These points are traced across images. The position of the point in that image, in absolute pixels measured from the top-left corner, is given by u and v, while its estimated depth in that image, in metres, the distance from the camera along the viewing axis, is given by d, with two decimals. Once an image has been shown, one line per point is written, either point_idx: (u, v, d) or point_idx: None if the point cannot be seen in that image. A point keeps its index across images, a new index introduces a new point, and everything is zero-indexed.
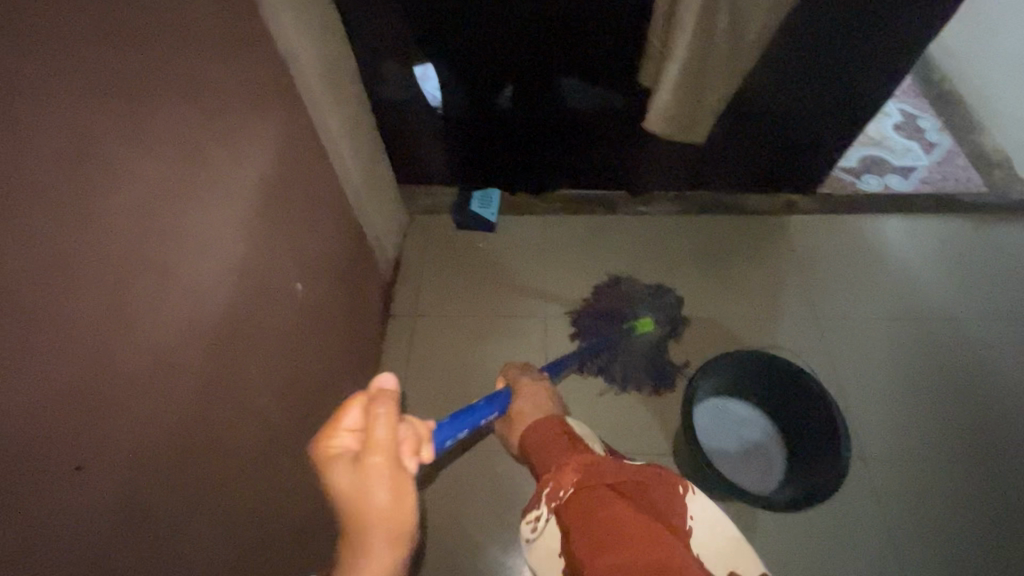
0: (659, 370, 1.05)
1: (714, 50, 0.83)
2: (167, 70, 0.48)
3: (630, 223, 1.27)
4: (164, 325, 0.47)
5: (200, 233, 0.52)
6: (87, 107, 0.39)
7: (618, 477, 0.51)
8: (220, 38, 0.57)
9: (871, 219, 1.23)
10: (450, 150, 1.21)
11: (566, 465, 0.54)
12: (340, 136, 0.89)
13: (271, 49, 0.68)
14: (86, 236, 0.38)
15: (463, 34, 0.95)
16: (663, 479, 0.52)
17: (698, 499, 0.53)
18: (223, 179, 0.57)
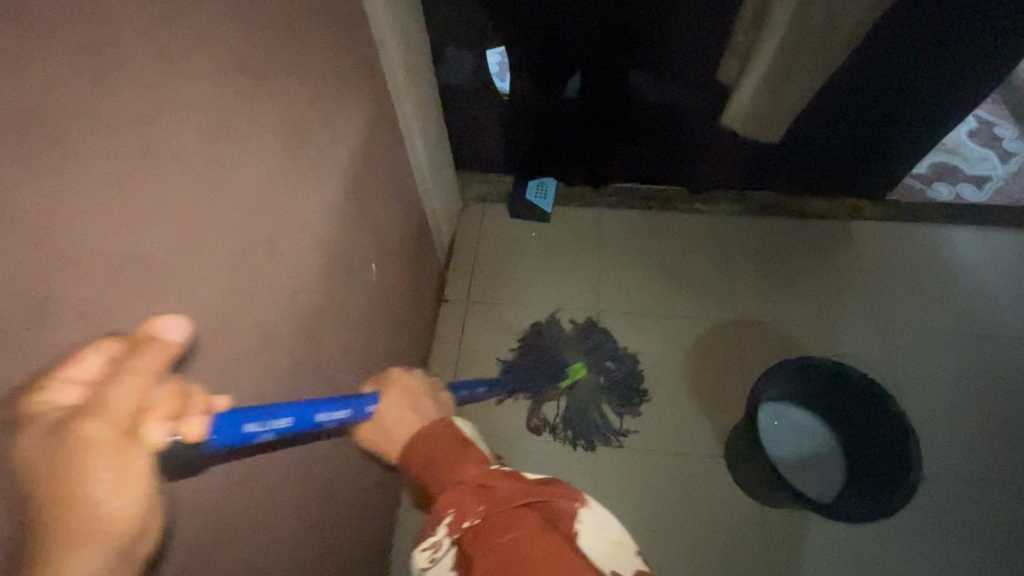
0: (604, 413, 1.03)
1: (797, 53, 0.81)
2: (280, 57, 0.49)
3: (686, 220, 1.25)
4: (263, 305, 0.49)
5: (290, 208, 0.53)
6: (213, 101, 0.41)
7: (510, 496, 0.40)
8: (325, 20, 0.58)
9: (942, 229, 1.19)
10: (510, 139, 1.20)
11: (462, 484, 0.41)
12: (414, 120, 0.89)
13: (364, 30, 0.68)
14: (203, 224, 0.40)
15: (538, 26, 0.94)
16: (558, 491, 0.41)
17: (593, 509, 0.43)
18: (320, 163, 0.58)
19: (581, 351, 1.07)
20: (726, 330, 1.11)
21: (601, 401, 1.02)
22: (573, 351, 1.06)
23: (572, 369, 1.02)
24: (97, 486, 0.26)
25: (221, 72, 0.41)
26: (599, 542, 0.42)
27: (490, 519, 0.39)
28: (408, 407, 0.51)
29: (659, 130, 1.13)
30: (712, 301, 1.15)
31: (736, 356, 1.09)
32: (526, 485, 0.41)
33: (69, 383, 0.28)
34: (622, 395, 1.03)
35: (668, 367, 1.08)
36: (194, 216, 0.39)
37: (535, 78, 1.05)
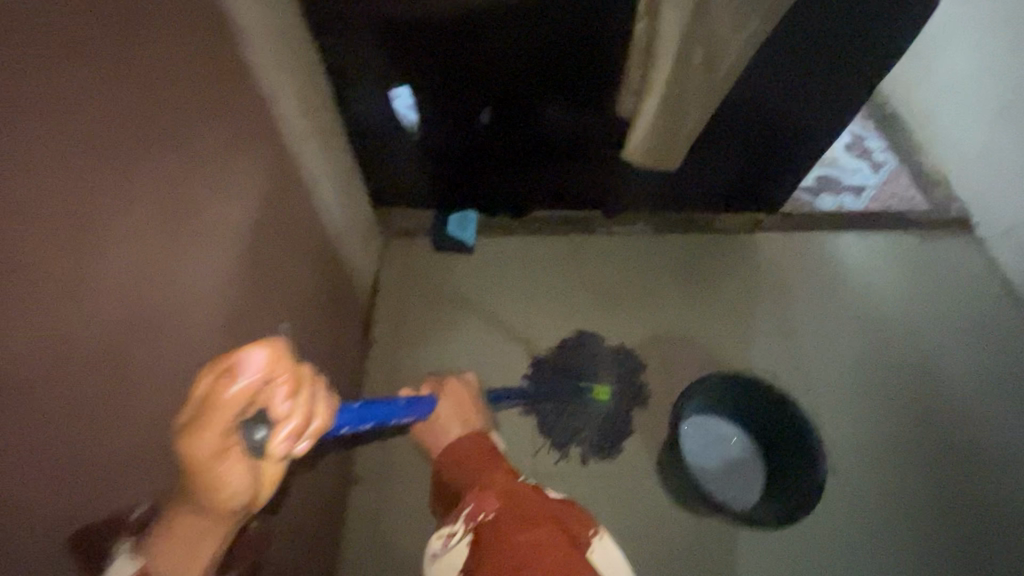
0: (592, 436, 1.05)
1: (683, 91, 0.86)
2: (152, 128, 0.47)
3: (605, 242, 1.29)
4: (140, 391, 0.46)
5: (176, 283, 0.50)
6: (67, 189, 0.38)
7: (532, 505, 0.61)
8: (206, 81, 0.55)
9: (828, 235, 1.30)
10: (426, 176, 1.20)
11: (489, 492, 0.65)
12: (319, 166, 0.87)
13: (252, 83, 0.66)
14: (59, 322, 0.37)
15: (442, 67, 0.95)
16: (581, 519, 0.62)
17: (604, 543, 0.63)
18: (209, 229, 0.55)
19: (611, 376, 1.11)
20: (650, 347, 1.16)
21: (584, 425, 1.05)
22: (606, 371, 1.11)
23: (596, 387, 1.06)
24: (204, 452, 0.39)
25: (79, 156, 0.39)
26: (605, 558, 0.62)
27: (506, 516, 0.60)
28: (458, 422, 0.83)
29: (572, 163, 1.17)
30: (634, 319, 1.19)
31: (659, 371, 1.14)
32: (543, 501, 0.62)
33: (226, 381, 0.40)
34: (607, 439, 1.05)
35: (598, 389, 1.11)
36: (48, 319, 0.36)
37: (444, 117, 1.06)
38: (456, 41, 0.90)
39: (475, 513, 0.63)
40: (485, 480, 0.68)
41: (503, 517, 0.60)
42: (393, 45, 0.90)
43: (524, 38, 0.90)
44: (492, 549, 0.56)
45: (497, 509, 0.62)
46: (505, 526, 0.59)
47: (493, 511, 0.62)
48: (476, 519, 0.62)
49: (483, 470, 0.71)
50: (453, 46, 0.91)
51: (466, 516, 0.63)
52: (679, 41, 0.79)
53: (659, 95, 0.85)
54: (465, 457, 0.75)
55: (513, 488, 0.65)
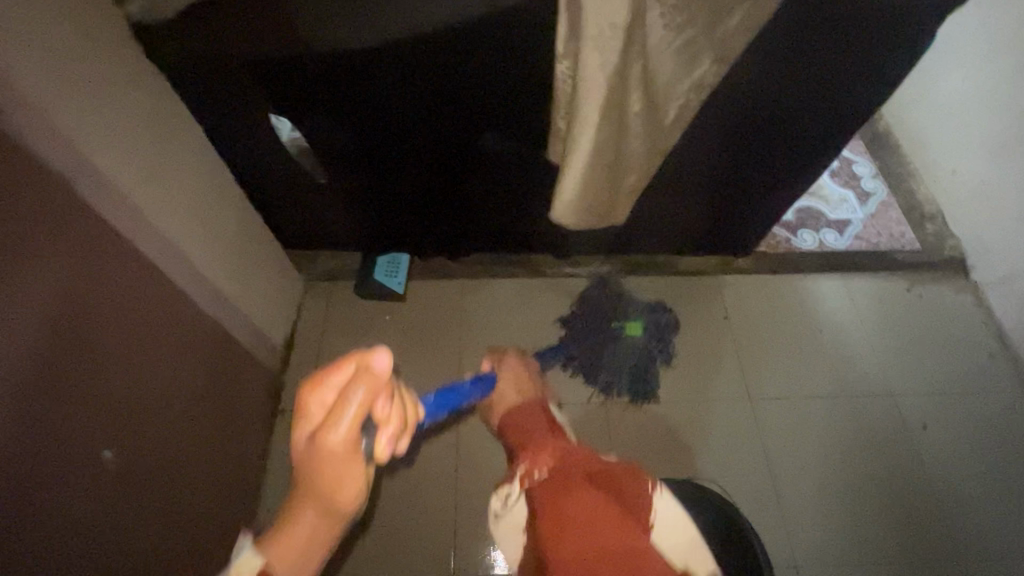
0: (631, 381, 1.02)
1: (620, 138, 0.71)
2: None
3: (555, 287, 1.15)
4: None
5: None
6: None
7: (580, 466, 0.58)
8: None
9: (807, 279, 1.16)
10: (346, 219, 1.05)
11: (542, 452, 0.63)
12: (182, 231, 0.72)
13: (69, 155, 0.52)
14: None
15: (340, 105, 0.79)
16: (635, 479, 0.56)
17: (665, 504, 0.55)
18: None
19: (643, 313, 1.06)
20: (600, 412, 1.03)
21: (621, 369, 1.02)
22: (636, 308, 1.06)
23: (627, 324, 1.04)
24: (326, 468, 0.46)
25: None
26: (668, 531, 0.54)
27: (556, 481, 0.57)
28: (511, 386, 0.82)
29: (512, 206, 1.03)
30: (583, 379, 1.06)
31: (607, 443, 1.00)
32: (599, 467, 0.58)
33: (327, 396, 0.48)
34: (642, 375, 1.02)
35: None
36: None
37: (355, 158, 0.90)
38: (350, 76, 0.74)
39: (527, 473, 0.61)
40: (536, 443, 0.65)
41: (551, 476, 0.58)
42: (271, 82, 0.74)
43: (434, 73, 0.75)
44: (542, 511, 0.54)
45: (550, 464, 0.60)
46: (551, 490, 0.56)
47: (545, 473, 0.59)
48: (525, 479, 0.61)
49: (538, 428, 0.69)
50: (347, 82, 0.75)
51: (521, 476, 0.62)
52: (610, 88, 0.63)
53: (587, 151, 0.69)
54: (518, 423, 0.72)
55: (565, 454, 0.61)
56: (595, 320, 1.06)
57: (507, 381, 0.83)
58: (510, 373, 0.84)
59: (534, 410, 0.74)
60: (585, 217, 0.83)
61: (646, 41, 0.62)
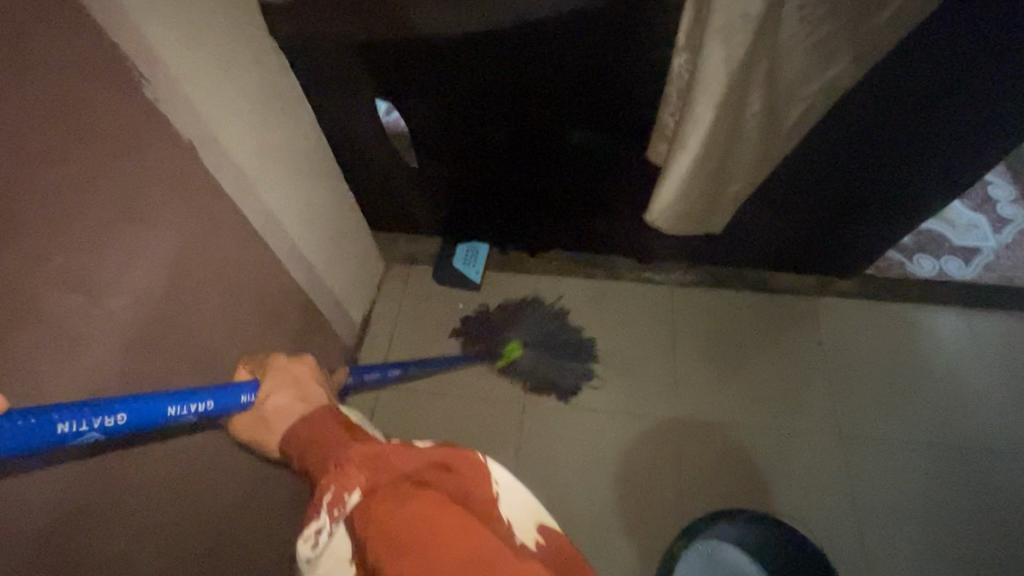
0: (576, 361, 1.03)
1: (732, 140, 0.66)
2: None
3: (633, 292, 1.10)
4: None
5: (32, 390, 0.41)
6: None
7: (400, 463, 0.43)
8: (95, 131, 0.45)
9: (921, 310, 1.04)
10: (430, 205, 1.06)
11: (347, 460, 0.44)
12: (284, 204, 0.76)
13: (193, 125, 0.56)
14: None
15: (440, 90, 0.79)
16: (458, 457, 0.45)
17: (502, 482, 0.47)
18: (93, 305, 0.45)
19: (528, 326, 1.05)
20: (672, 428, 0.98)
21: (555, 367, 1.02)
22: (512, 326, 1.05)
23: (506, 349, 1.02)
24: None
25: None
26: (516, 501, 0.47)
27: (380, 504, 0.40)
28: (289, 390, 0.57)
29: (598, 203, 0.99)
30: (656, 392, 1.01)
31: (677, 461, 0.95)
32: (413, 453, 0.44)
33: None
34: (573, 358, 1.03)
35: (598, 472, 0.95)
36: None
37: (448, 145, 0.91)
38: (451, 62, 0.74)
39: (338, 499, 0.42)
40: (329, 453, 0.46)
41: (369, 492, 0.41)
42: (378, 65, 0.76)
43: (536, 61, 0.73)
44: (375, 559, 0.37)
45: (365, 477, 0.43)
46: (381, 514, 0.39)
47: (361, 489, 0.42)
48: (338, 510, 0.42)
49: (334, 439, 0.48)
50: (449, 66, 0.75)
51: (329, 505, 0.43)
52: (729, 84, 0.58)
53: (695, 150, 0.64)
54: (301, 435, 0.50)
55: (376, 445, 0.45)
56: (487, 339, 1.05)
57: (277, 375, 0.59)
58: (277, 369, 0.60)
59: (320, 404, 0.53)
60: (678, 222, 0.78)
61: (777, 37, 0.56)
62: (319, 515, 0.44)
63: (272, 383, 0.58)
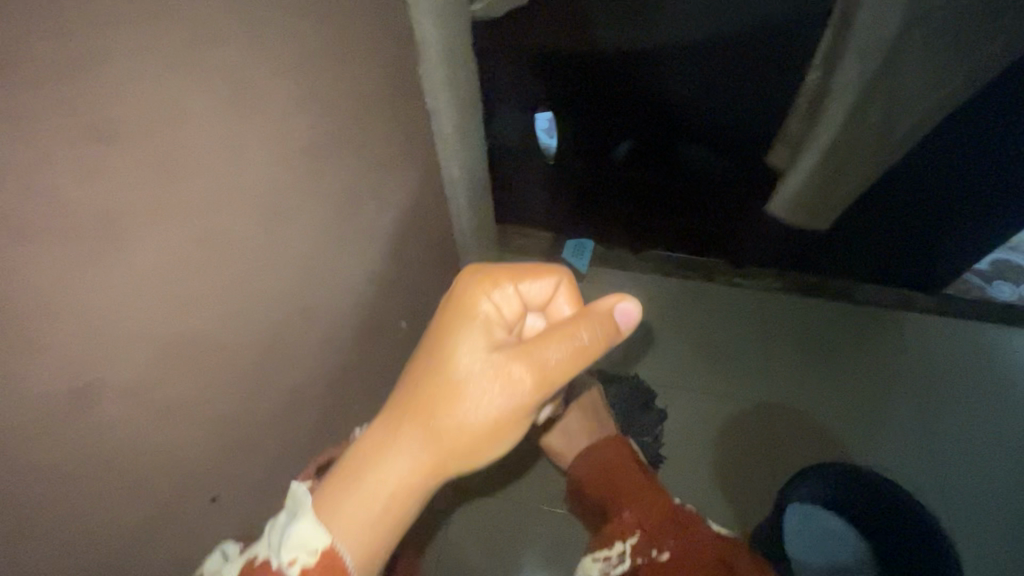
0: (644, 412, 1.08)
1: (851, 147, 0.80)
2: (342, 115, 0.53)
3: (724, 294, 1.21)
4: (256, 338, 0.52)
5: None
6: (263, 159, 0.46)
7: (703, 550, 0.77)
8: (376, 82, 0.62)
9: (1000, 331, 1.11)
10: (552, 202, 1.21)
11: (658, 529, 0.80)
12: (458, 178, 0.92)
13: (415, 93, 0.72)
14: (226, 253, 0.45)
15: (591, 98, 0.96)
16: (737, 550, 0.78)
17: None
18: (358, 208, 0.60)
19: (599, 404, 1.08)
20: (763, 414, 1.07)
21: (635, 428, 1.06)
22: (598, 408, 1.07)
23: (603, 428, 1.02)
24: (463, 363, 0.61)
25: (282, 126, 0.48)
26: None
27: (688, 563, 0.75)
28: (581, 426, 1.01)
29: (705, 207, 1.12)
30: (747, 380, 1.11)
31: (765, 442, 1.04)
32: (720, 549, 0.77)
33: (522, 350, 0.52)
34: (643, 411, 1.08)
35: (694, 446, 1.05)
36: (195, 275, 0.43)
37: (584, 147, 1.07)
38: (609, 75, 0.91)
39: (651, 555, 0.78)
40: (647, 505, 0.84)
41: (673, 563, 0.76)
42: (545, 74, 0.93)
43: (679, 77, 0.89)
44: None
45: (673, 554, 0.77)
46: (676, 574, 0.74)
47: (669, 552, 0.77)
48: (643, 557, 0.78)
49: (640, 508, 0.83)
50: (607, 78, 0.92)
51: (636, 552, 0.79)
52: (858, 94, 0.73)
53: (821, 151, 0.80)
54: (625, 491, 0.88)
55: (706, 538, 0.78)
56: None
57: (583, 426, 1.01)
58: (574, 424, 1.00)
59: (635, 462, 0.93)
60: (789, 219, 0.94)
61: (899, 60, 0.70)
62: (622, 549, 0.80)
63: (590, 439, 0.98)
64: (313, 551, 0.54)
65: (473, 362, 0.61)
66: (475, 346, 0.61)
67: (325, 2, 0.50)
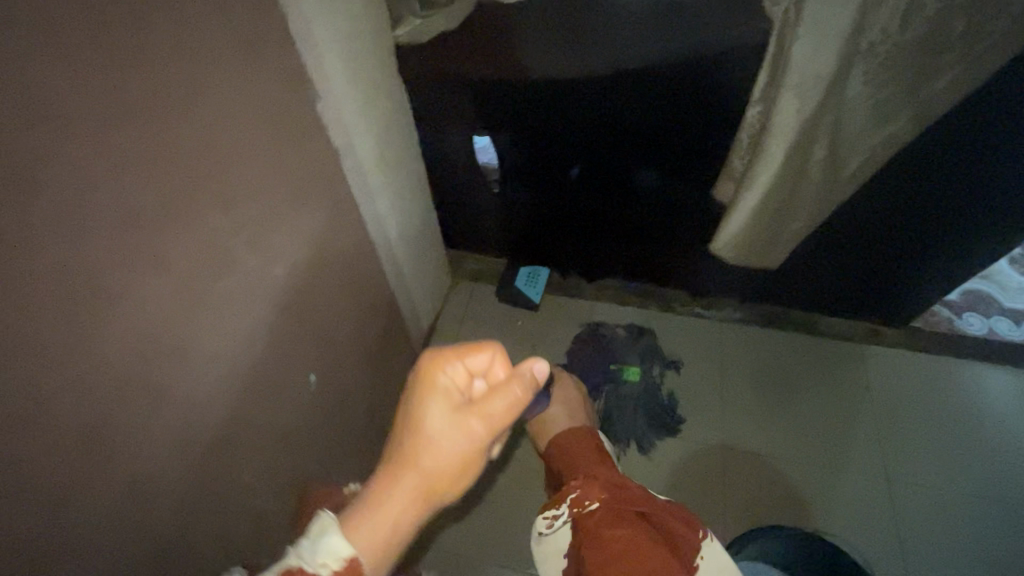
0: (659, 428, 1.04)
1: (793, 186, 0.76)
2: (215, 172, 0.48)
3: (683, 325, 1.16)
4: (153, 433, 0.46)
5: (205, 325, 0.50)
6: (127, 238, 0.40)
7: (641, 501, 0.67)
8: (275, 129, 0.56)
9: (961, 365, 1.07)
10: (503, 229, 1.16)
11: (593, 480, 0.71)
12: (389, 212, 0.87)
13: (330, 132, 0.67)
14: (93, 345, 0.39)
15: (530, 125, 0.91)
16: (685, 519, 0.65)
17: (710, 547, 0.63)
18: (248, 268, 0.55)
19: (642, 360, 1.11)
20: (719, 456, 1.02)
21: (639, 420, 1.05)
22: (638, 357, 1.11)
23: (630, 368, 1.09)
24: (433, 426, 0.49)
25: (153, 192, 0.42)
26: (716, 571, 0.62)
27: (620, 511, 0.65)
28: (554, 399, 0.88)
29: (659, 237, 1.08)
30: (705, 419, 1.05)
31: (721, 486, 0.99)
32: (661, 507, 0.66)
33: (498, 402, 0.52)
34: (663, 425, 1.04)
35: (646, 491, 0.99)
36: (51, 384, 0.37)
37: (529, 175, 1.02)
38: (546, 102, 0.86)
39: (582, 501, 0.68)
40: (588, 467, 0.74)
41: (605, 513, 0.65)
42: (480, 101, 0.88)
43: (621, 106, 0.84)
44: (580, 550, 0.63)
45: (607, 498, 0.67)
46: (607, 520, 0.64)
47: (603, 502, 0.67)
48: (579, 507, 0.68)
49: (585, 459, 0.76)
50: (546, 106, 0.86)
51: (572, 502, 0.69)
52: (798, 131, 0.68)
53: (763, 188, 0.75)
54: (574, 451, 0.78)
55: (652, 497, 0.68)
56: (602, 358, 1.11)
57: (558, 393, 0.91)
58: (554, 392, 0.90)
59: (590, 429, 0.82)
60: (733, 255, 0.89)
61: (841, 96, 0.66)
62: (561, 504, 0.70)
63: (557, 404, 0.88)
64: (340, 558, 0.45)
65: (437, 422, 0.50)
66: (436, 409, 0.50)
67: (194, 51, 0.44)
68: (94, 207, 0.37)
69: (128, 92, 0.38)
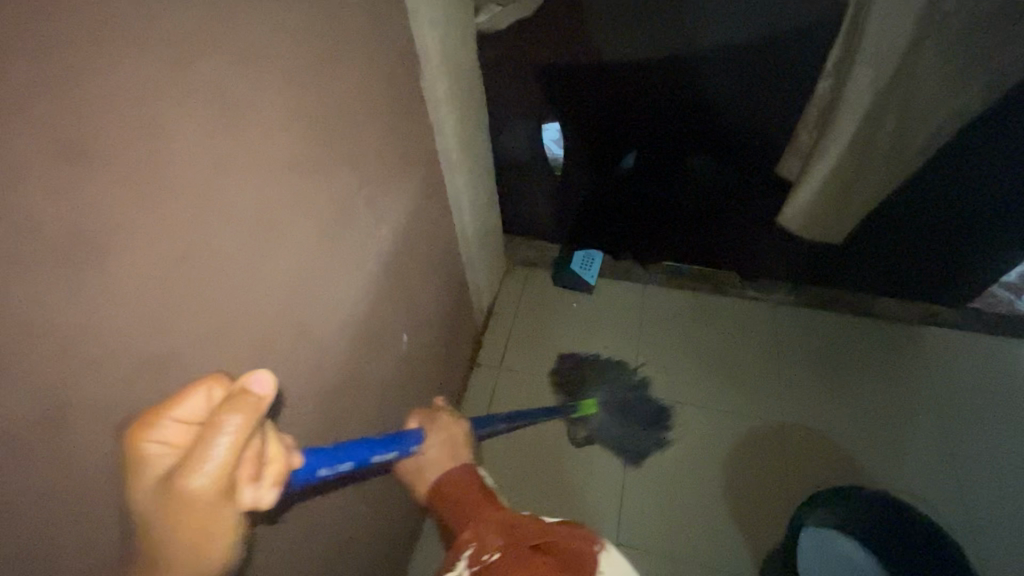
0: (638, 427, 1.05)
1: (863, 158, 0.78)
2: (351, 132, 0.53)
3: (736, 307, 1.19)
4: (305, 367, 0.51)
5: (340, 272, 0.54)
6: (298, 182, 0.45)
7: (529, 529, 0.46)
8: (387, 99, 0.61)
9: (1017, 345, 1.08)
10: (560, 214, 1.20)
11: (485, 520, 0.49)
12: (465, 190, 0.92)
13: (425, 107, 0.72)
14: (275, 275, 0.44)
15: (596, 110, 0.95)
16: (581, 533, 0.46)
17: (613, 557, 0.46)
18: (368, 225, 0.60)
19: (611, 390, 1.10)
20: (779, 432, 1.03)
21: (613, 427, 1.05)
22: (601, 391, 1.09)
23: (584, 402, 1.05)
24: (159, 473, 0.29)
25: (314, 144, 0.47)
26: None
27: (509, 552, 0.44)
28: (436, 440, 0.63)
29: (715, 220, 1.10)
30: (764, 397, 1.07)
31: (784, 461, 1.00)
32: (552, 530, 0.46)
33: (223, 456, 0.30)
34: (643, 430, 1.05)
35: (709, 464, 1.01)
36: (246, 306, 0.41)
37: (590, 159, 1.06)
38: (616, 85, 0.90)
39: (476, 558, 0.45)
40: (472, 510, 0.51)
41: (501, 567, 0.42)
42: (551, 86, 0.93)
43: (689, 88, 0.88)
44: None
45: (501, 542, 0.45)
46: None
47: (497, 551, 0.45)
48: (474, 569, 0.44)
49: (470, 499, 0.52)
50: (617, 89, 0.91)
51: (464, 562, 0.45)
52: (869, 103, 0.72)
53: (834, 159, 0.78)
54: (450, 488, 0.55)
55: (550, 532, 0.45)
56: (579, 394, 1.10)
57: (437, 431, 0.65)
58: (435, 433, 0.64)
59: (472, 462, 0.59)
60: (799, 230, 0.92)
61: (915, 68, 0.69)
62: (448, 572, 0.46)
63: (431, 447, 0.62)
64: None
65: (163, 452, 0.30)
66: (171, 437, 0.30)
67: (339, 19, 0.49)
68: (281, 150, 0.42)
69: (304, 50, 0.43)
